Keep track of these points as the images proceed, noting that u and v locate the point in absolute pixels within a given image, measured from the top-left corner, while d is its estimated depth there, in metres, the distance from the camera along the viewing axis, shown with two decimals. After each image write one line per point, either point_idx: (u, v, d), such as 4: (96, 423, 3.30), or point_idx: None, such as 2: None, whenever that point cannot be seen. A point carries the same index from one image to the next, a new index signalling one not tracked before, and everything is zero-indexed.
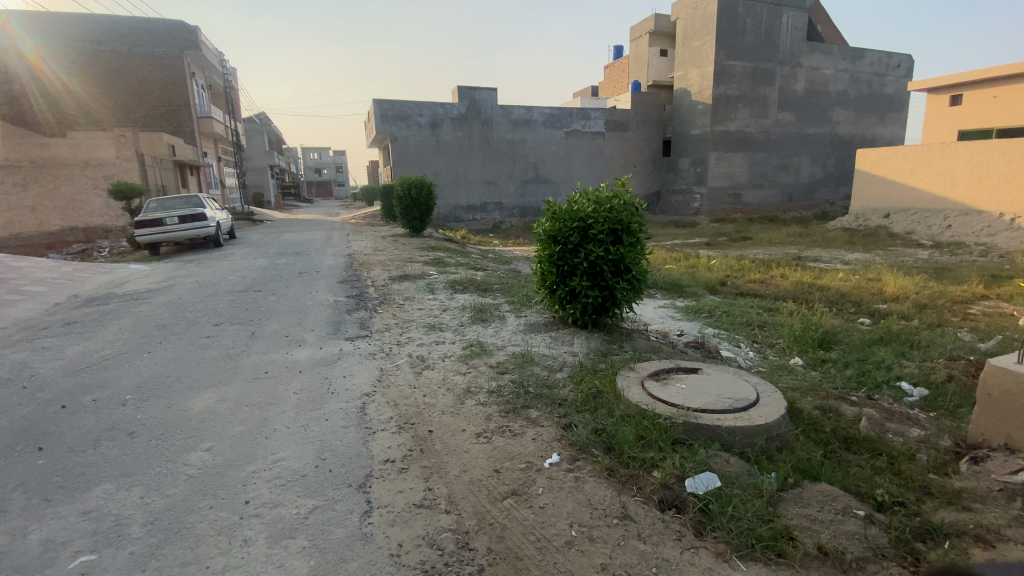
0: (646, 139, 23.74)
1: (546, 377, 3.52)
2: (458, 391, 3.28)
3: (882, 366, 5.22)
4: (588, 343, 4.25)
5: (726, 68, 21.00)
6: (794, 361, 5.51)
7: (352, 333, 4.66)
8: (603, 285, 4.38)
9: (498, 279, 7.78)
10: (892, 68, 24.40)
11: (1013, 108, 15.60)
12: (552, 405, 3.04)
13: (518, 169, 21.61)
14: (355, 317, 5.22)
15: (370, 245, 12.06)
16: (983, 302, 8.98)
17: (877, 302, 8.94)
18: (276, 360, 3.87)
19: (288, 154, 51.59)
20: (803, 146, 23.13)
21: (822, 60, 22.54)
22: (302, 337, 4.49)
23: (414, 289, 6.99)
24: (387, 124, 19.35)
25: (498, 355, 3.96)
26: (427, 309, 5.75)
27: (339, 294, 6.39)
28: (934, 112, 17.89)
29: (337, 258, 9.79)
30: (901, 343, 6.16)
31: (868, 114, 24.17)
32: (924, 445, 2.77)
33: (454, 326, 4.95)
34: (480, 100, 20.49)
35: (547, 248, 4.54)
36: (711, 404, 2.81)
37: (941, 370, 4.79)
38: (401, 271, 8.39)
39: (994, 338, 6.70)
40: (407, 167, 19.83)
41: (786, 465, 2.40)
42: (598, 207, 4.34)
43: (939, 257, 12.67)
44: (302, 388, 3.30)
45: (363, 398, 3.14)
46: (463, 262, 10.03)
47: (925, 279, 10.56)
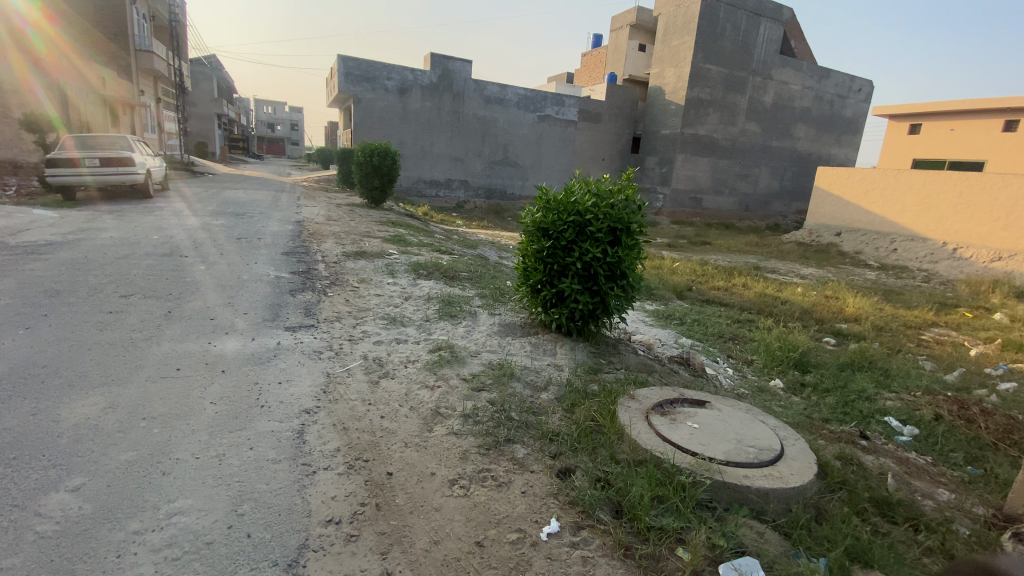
0: (617, 133, 23.44)
1: (529, 398, 2.95)
2: (424, 414, 2.66)
3: (863, 396, 5.01)
4: (574, 355, 3.73)
5: (703, 71, 20.91)
6: (774, 384, 5.23)
7: (295, 322, 3.89)
8: (596, 291, 3.85)
9: (465, 266, 7.13)
10: (853, 91, 25.21)
11: (968, 141, 16.37)
12: (541, 441, 2.49)
13: (487, 148, 20.75)
14: (300, 301, 4.45)
15: (322, 213, 11.00)
16: (933, 329, 9.20)
17: (837, 321, 8.95)
18: (193, 352, 3.08)
19: (239, 104, 47.90)
20: (765, 158, 23.58)
21: (791, 75, 22.94)
22: (232, 322, 3.68)
23: (371, 270, 6.21)
24: (351, 83, 17.91)
25: (472, 365, 3.34)
26: (386, 297, 5.04)
27: (283, 269, 5.53)
28: (894, 138, 18.52)
29: (283, 224, 8.77)
30: (873, 370, 6.02)
31: (826, 133, 24.94)
32: (959, 514, 2.44)
33: (419, 321, 4.28)
34: (453, 71, 19.41)
35: (536, 242, 3.95)
36: (735, 456, 2.35)
37: (923, 407, 4.61)
38: (357, 247, 7.54)
39: (952, 370, 6.73)
40: (369, 133, 18.52)
41: (833, 548, 1.96)
42: (598, 201, 3.77)
43: (886, 279, 13.11)
44: (225, 396, 2.58)
45: (303, 417, 2.46)
46: (426, 242, 9.28)
47: (878, 301, 10.80)
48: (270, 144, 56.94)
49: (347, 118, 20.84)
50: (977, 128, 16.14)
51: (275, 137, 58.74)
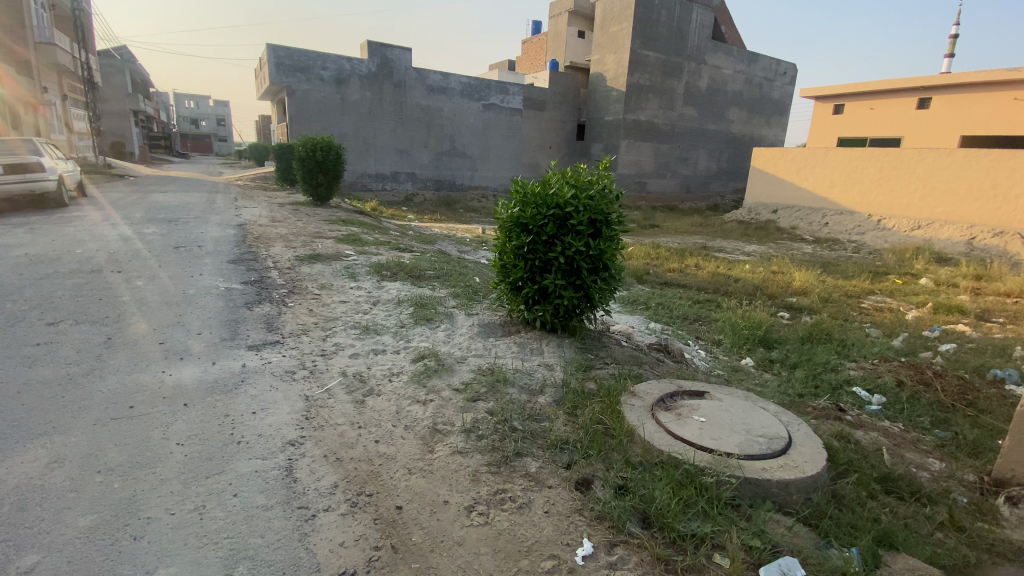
0: (562, 120, 23.51)
1: (528, 404, 2.80)
2: (421, 433, 2.45)
3: (827, 367, 5.23)
4: (562, 352, 3.62)
5: (641, 57, 21.26)
6: (746, 363, 5.35)
7: (258, 340, 3.54)
8: (579, 286, 3.75)
9: (428, 264, 6.87)
10: (779, 74, 26.50)
11: (886, 120, 17.59)
12: (551, 451, 2.35)
13: (433, 139, 20.22)
14: (258, 315, 4.07)
15: (264, 214, 10.31)
16: (871, 297, 9.82)
17: (787, 295, 9.36)
18: (146, 385, 2.71)
19: (157, 99, 44.27)
20: (703, 141, 24.41)
21: (723, 60, 23.78)
22: (187, 345, 3.30)
23: (329, 274, 5.83)
24: (283, 74, 16.84)
25: (461, 372, 3.16)
26: (352, 303, 4.72)
27: (232, 280, 5.07)
28: (821, 118, 19.62)
29: (224, 228, 8.11)
30: (831, 341, 6.32)
31: (757, 116, 26.12)
32: (954, 483, 2.54)
33: (393, 328, 4.02)
34: (393, 60, 18.69)
35: (515, 238, 3.78)
36: (749, 448, 2.31)
37: (884, 375, 4.85)
38: (309, 249, 7.07)
39: (895, 335, 7.17)
40: (306, 127, 17.55)
41: (861, 535, 1.96)
42: (578, 192, 3.65)
43: (822, 252, 13.92)
44: (193, 434, 2.28)
45: (289, 451, 2.20)
46: (382, 240, 8.90)
47: (819, 273, 11.42)
48: (195, 141, 53.08)
49: (281, 111, 19.65)
50: (893, 107, 17.37)
51: (200, 133, 54.80)
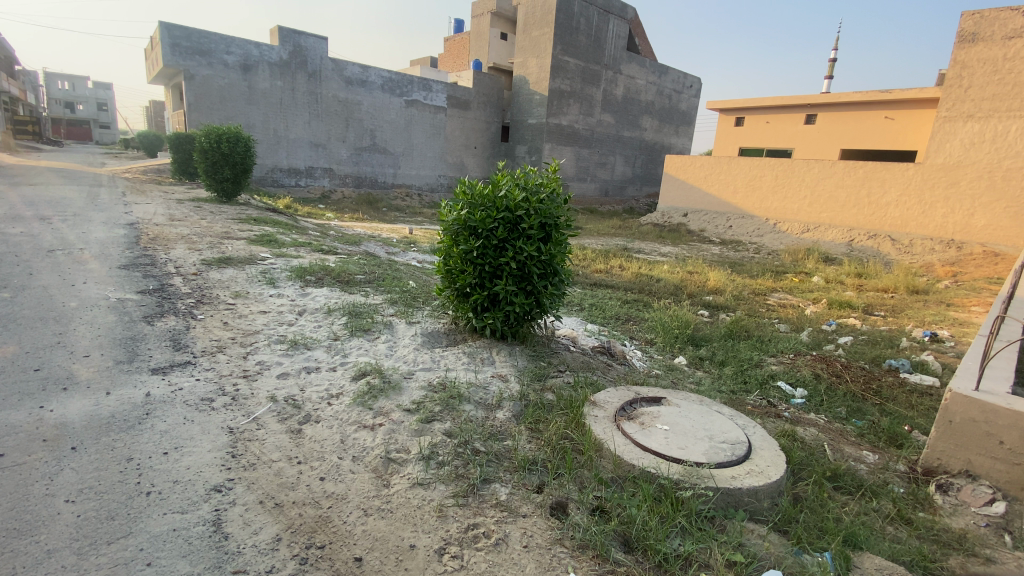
0: (486, 121, 23.45)
1: (488, 423, 2.63)
2: (374, 464, 2.19)
3: (751, 362, 5.53)
4: (514, 362, 3.48)
5: (562, 63, 21.73)
6: (679, 361, 5.47)
7: (163, 361, 3.02)
8: (530, 291, 3.65)
9: (357, 268, 6.43)
10: (686, 87, 28.36)
11: (779, 133, 19.45)
12: (519, 474, 2.20)
13: (351, 134, 19.25)
14: (161, 331, 3.49)
15: (160, 212, 9.15)
16: (775, 294, 10.73)
17: (704, 293, 9.92)
18: (14, 427, 2.18)
19: (21, 76, 38.26)
20: (620, 146, 25.50)
21: (637, 71, 25.00)
22: (70, 373, 2.73)
23: (244, 280, 5.23)
24: (179, 56, 15.13)
25: (410, 390, 2.91)
26: (274, 313, 4.23)
27: (124, 288, 4.35)
28: (724, 129, 21.21)
29: (110, 227, 7.04)
30: (750, 337, 6.73)
31: (668, 125, 27.78)
32: (890, 474, 2.78)
33: (326, 341, 3.65)
34: (306, 48, 17.52)
35: (464, 243, 3.60)
36: (716, 456, 2.30)
37: (802, 369, 5.23)
38: (217, 252, 6.33)
39: (801, 330, 7.82)
40: (207, 116, 15.92)
41: (830, 538, 2.01)
42: (528, 196, 3.54)
43: (729, 252, 15.03)
44: (86, 489, 1.84)
45: (215, 500, 1.84)
46: (301, 240, 8.24)
47: (729, 273, 12.30)
48: (69, 127, 46.45)
49: (177, 97, 17.68)
50: (786, 122, 19.22)
51: (75, 118, 48.14)
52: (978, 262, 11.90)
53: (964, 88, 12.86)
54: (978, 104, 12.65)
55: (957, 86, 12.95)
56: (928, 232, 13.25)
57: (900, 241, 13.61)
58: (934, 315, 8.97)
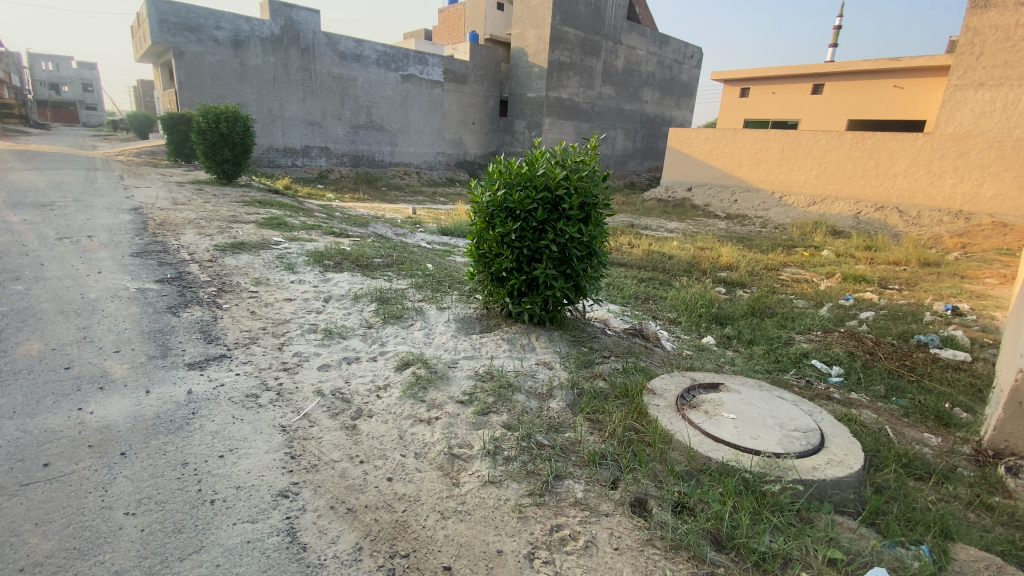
0: (484, 96, 22.92)
1: (545, 413, 2.52)
2: (438, 461, 2.09)
3: (780, 340, 5.44)
4: (556, 347, 3.37)
5: (561, 33, 21.11)
6: (707, 340, 5.39)
7: (197, 355, 2.90)
8: (569, 274, 3.50)
9: (373, 251, 6.27)
10: (687, 57, 27.66)
11: (786, 103, 19.08)
12: (590, 469, 2.10)
13: (348, 112, 18.77)
14: (189, 323, 3.35)
15: (161, 195, 8.90)
16: (789, 269, 10.62)
17: (718, 270, 9.80)
18: (57, 431, 2.06)
19: (4, 58, 37.19)
20: (621, 120, 24.99)
21: (638, 41, 24.30)
22: (103, 370, 2.60)
23: (261, 266, 5.07)
24: (167, 32, 14.57)
25: (458, 380, 2.80)
26: (299, 301, 4.09)
27: (141, 278, 4.21)
28: (729, 100, 20.74)
29: (114, 213, 6.82)
30: (773, 314, 6.63)
31: (669, 97, 27.21)
32: (956, 458, 2.70)
33: (360, 329, 3.53)
34: (298, 22, 16.90)
35: (501, 225, 3.45)
36: (792, 446, 2.23)
37: (834, 346, 5.15)
38: (228, 237, 6.15)
39: (821, 306, 7.73)
40: (200, 95, 15.43)
41: (920, 530, 1.94)
42: (569, 174, 3.36)
43: (736, 227, 14.86)
44: (145, 499, 1.73)
45: (284, 506, 1.75)
46: (310, 223, 8.04)
47: (739, 248, 12.17)
48: (56, 110, 45.23)
49: (167, 76, 17.12)
50: (792, 92, 18.81)
51: (60, 99, 46.78)
52: (987, 233, 11.76)
53: (975, 55, 12.51)
54: (990, 72, 12.33)
55: (968, 54, 12.60)
56: (936, 203, 13.09)
57: (908, 212, 13.45)
58: (951, 288, 8.88)
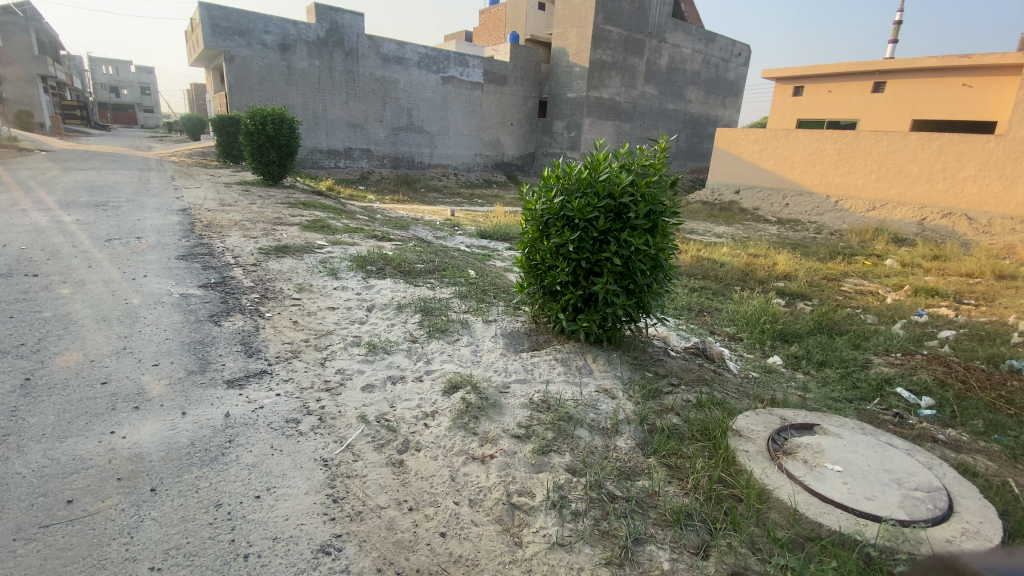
0: (524, 96, 22.68)
1: (613, 455, 2.22)
2: (497, 512, 1.82)
3: (856, 362, 4.93)
4: (616, 372, 3.05)
5: (603, 32, 20.63)
6: (774, 361, 4.94)
7: (237, 371, 2.74)
8: (632, 290, 3.16)
9: (415, 256, 6.10)
10: (734, 55, 26.59)
11: (842, 101, 17.97)
12: (674, 531, 1.79)
13: (389, 113, 18.89)
14: (229, 334, 3.21)
15: (210, 196, 9.07)
16: (850, 280, 9.86)
17: (774, 279, 9.15)
18: (87, 460, 1.91)
19: (69, 62, 39.42)
20: (664, 120, 24.23)
21: (683, 38, 23.51)
22: (140, 387, 2.46)
23: (304, 271, 4.96)
24: (219, 37, 14.98)
25: (512, 408, 2.53)
26: (342, 310, 3.91)
27: (185, 282, 4.14)
28: (780, 100, 19.74)
29: (164, 214, 6.91)
30: (841, 331, 6.06)
31: (714, 96, 26.22)
32: None
33: (405, 344, 3.31)
34: (342, 26, 17.10)
35: (557, 234, 3.16)
36: (918, 510, 1.86)
37: (920, 372, 4.60)
38: (273, 240, 6.11)
39: (893, 323, 7.04)
40: (248, 98, 15.83)
41: None
42: (636, 181, 3.03)
43: (787, 232, 14.06)
44: (172, 550, 1.53)
45: (325, 568, 1.52)
46: (352, 225, 7.97)
47: (794, 255, 11.43)
48: (116, 112, 47.71)
49: (218, 80, 17.66)
50: (850, 90, 17.70)
51: (121, 103, 49.35)
52: None
53: None
54: None
55: None
56: (1009, 211, 11.93)
57: (977, 220, 12.33)
58: None
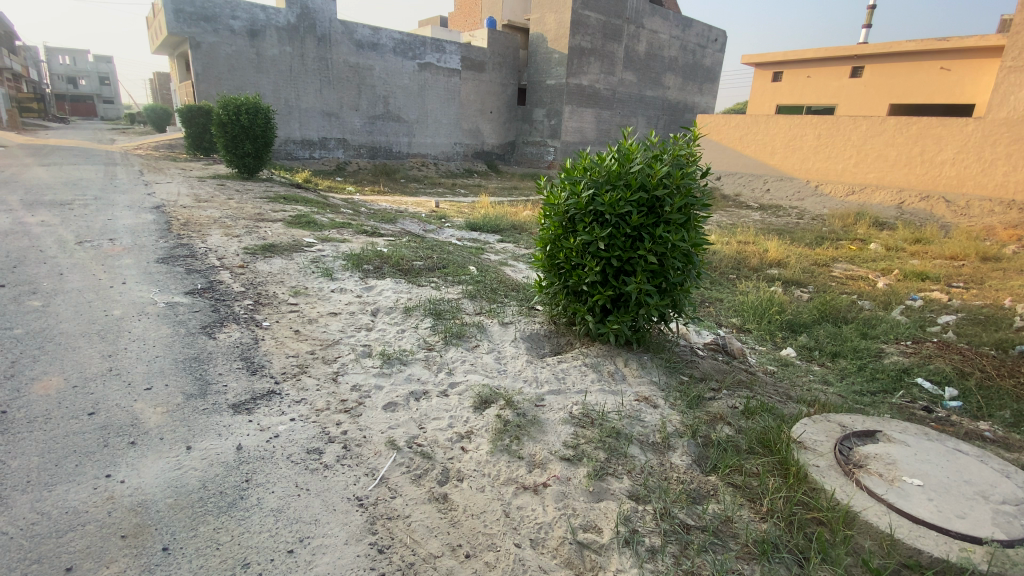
0: (503, 84, 22.24)
1: (673, 476, 2.04)
2: (565, 554, 1.62)
3: (868, 352, 4.86)
4: (652, 378, 2.85)
5: (581, 18, 20.31)
6: (788, 353, 4.84)
7: (242, 392, 2.45)
8: (665, 289, 2.97)
9: (412, 253, 5.80)
10: (710, 41, 26.54)
11: (821, 87, 18.05)
12: (763, 565, 1.62)
13: (365, 102, 18.27)
14: (226, 349, 2.89)
15: (184, 191, 8.56)
16: (839, 265, 9.90)
17: (767, 266, 9.11)
18: (83, 512, 1.63)
19: (25, 53, 37.29)
20: (644, 107, 24.11)
21: (660, 24, 23.32)
22: (135, 417, 2.16)
23: (297, 272, 4.63)
24: (183, 23, 14.16)
25: (554, 424, 2.31)
26: (344, 316, 3.61)
27: (170, 289, 3.79)
28: (760, 86, 19.77)
29: (137, 212, 6.44)
30: (844, 318, 6.00)
31: (692, 82, 26.18)
32: None
33: (421, 353, 3.06)
34: (314, 11, 16.38)
35: (585, 231, 2.93)
36: (1013, 528, 1.74)
37: (934, 361, 4.56)
38: (258, 238, 5.74)
39: (889, 309, 7.04)
40: (218, 87, 15.07)
41: None
42: (670, 174, 2.82)
43: (771, 218, 14.14)
44: None
45: None
46: (339, 220, 7.59)
47: (782, 241, 11.44)
48: (74, 103, 45.36)
49: (184, 68, 16.79)
50: (829, 76, 17.80)
51: (78, 94, 46.90)
52: None
53: None
54: None
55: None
56: (986, 192, 12.12)
57: (955, 202, 12.47)
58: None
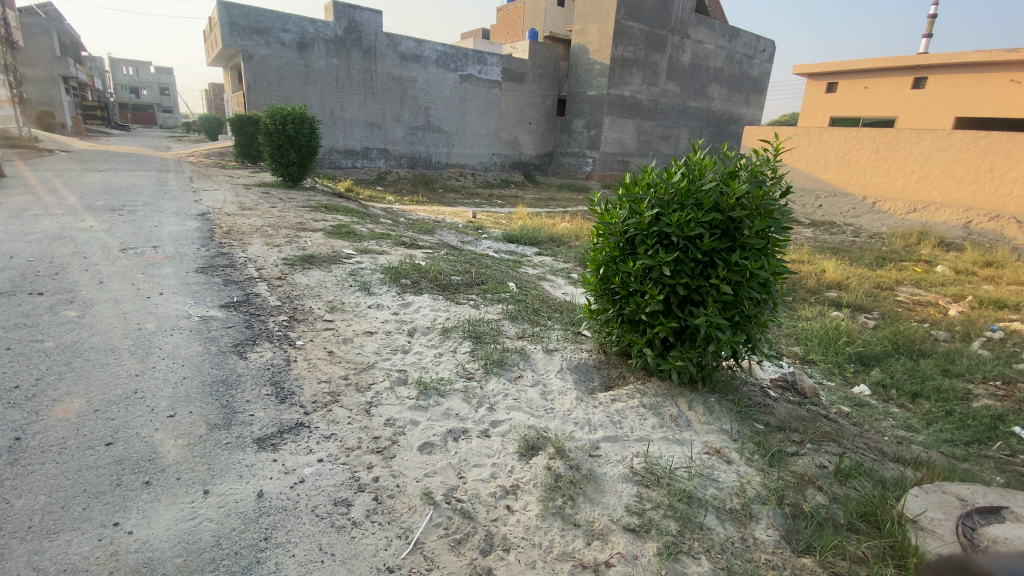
0: (542, 95, 22.13)
1: (761, 558, 1.70)
2: None
3: (954, 393, 4.30)
4: (722, 425, 2.49)
5: (624, 29, 19.98)
6: (860, 391, 4.33)
7: (268, 423, 2.25)
8: (737, 322, 2.61)
9: (450, 267, 5.58)
10: (758, 51, 25.69)
11: (879, 98, 17.00)
12: None
13: (407, 112, 18.46)
14: (255, 371, 2.71)
15: (229, 199, 8.70)
16: (904, 289, 9.13)
17: (824, 289, 8.46)
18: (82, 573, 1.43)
19: (94, 65, 39.72)
20: (687, 118, 23.47)
21: (706, 34, 22.72)
22: (153, 451, 1.98)
23: (332, 286, 4.48)
24: (237, 36, 14.65)
25: (613, 481, 2.01)
26: (379, 337, 3.40)
27: (205, 301, 3.69)
28: (812, 97, 18.88)
29: (182, 220, 6.49)
30: (921, 351, 5.39)
31: (737, 93, 25.37)
32: None
33: (460, 382, 2.80)
34: (360, 23, 16.69)
35: (648, 254, 2.62)
36: None
37: None
38: (297, 249, 5.66)
39: (968, 341, 6.34)
40: (267, 97, 15.52)
41: None
42: (750, 193, 2.50)
43: (824, 236, 13.31)
44: None
45: None
46: (378, 231, 7.50)
47: (838, 260, 10.68)
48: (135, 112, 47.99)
49: (236, 79, 17.41)
50: (889, 86, 16.77)
51: (140, 103, 49.65)
52: None
53: None
54: None
55: None
56: None
57: None
58: None
